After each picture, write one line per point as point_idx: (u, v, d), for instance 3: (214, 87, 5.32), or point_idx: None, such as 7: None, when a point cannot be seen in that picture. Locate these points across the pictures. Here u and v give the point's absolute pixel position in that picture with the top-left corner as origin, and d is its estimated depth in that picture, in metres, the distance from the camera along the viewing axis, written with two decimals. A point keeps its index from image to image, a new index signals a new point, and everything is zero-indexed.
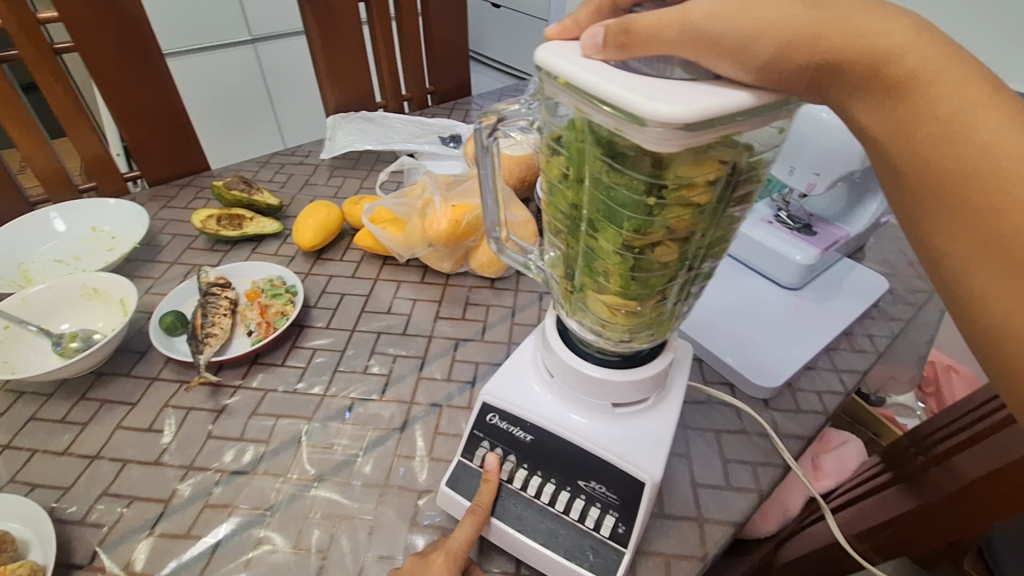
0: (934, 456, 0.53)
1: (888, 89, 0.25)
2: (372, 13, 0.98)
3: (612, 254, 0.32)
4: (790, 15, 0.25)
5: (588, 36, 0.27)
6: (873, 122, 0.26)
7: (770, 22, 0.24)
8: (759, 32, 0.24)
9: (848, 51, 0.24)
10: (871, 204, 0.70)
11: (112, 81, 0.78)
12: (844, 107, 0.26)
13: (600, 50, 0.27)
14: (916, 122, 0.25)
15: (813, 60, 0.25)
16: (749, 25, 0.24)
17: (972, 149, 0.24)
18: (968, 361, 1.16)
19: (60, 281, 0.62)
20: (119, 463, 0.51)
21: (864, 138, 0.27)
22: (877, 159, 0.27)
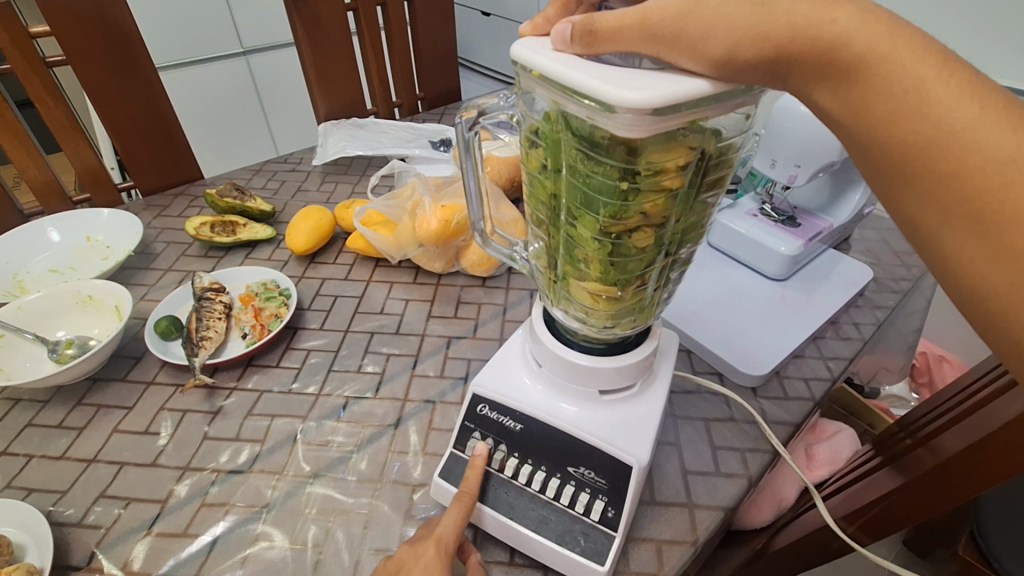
0: (920, 438, 0.54)
1: (845, 72, 0.26)
2: (360, 21, 1.00)
3: (591, 240, 0.33)
4: (739, 13, 0.25)
5: (557, 32, 0.28)
6: (833, 105, 0.27)
7: (722, 19, 0.25)
8: (712, 30, 0.25)
9: (805, 38, 0.25)
10: (853, 195, 0.71)
11: (104, 93, 0.80)
12: (806, 91, 0.27)
13: (569, 45, 0.28)
14: (873, 102, 0.26)
15: (768, 49, 0.25)
16: (702, 22, 0.25)
17: (926, 125, 0.25)
18: (958, 350, 1.17)
19: (54, 290, 0.63)
20: (116, 466, 0.52)
21: (826, 120, 0.28)
22: (840, 140, 0.28)
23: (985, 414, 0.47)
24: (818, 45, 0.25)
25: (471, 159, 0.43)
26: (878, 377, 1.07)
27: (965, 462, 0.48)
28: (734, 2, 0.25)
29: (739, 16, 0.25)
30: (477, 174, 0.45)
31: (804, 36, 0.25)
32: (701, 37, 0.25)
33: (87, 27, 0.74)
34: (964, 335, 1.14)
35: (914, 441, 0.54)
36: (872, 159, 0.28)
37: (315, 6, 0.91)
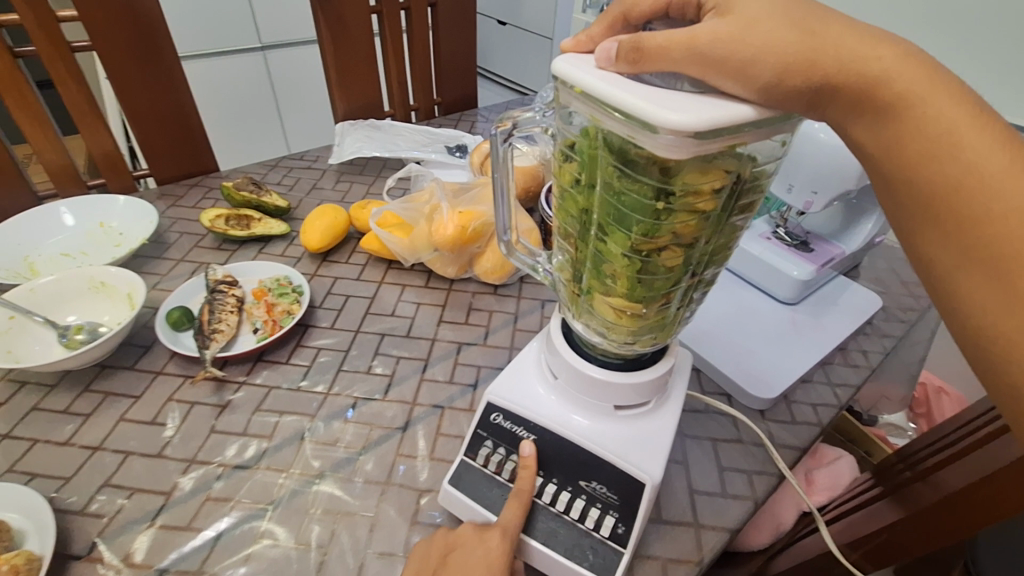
0: (920, 471, 0.54)
1: (884, 109, 0.26)
2: (383, 24, 1.01)
3: (620, 257, 0.33)
4: (786, 41, 0.26)
5: (602, 50, 0.29)
6: (868, 139, 0.27)
7: (771, 47, 0.25)
8: (760, 56, 0.25)
9: (846, 73, 0.26)
10: (865, 223, 0.72)
11: (126, 81, 0.80)
12: (841, 125, 0.28)
13: (613, 63, 0.28)
14: (909, 140, 0.26)
15: (813, 80, 0.26)
16: (749, 49, 0.25)
17: (959, 167, 0.26)
18: (957, 382, 1.18)
19: (67, 274, 0.63)
20: (121, 455, 0.52)
21: (859, 153, 0.28)
22: (872, 173, 0.29)
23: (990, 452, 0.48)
24: (857, 82, 0.26)
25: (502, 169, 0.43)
26: (878, 406, 1.06)
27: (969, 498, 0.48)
28: (782, 29, 0.26)
29: (789, 43, 0.26)
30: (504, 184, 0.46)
31: (846, 70, 0.26)
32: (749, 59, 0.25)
33: (115, 16, 0.75)
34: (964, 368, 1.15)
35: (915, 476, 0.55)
36: (896, 198, 0.28)
37: (340, 8, 0.92)
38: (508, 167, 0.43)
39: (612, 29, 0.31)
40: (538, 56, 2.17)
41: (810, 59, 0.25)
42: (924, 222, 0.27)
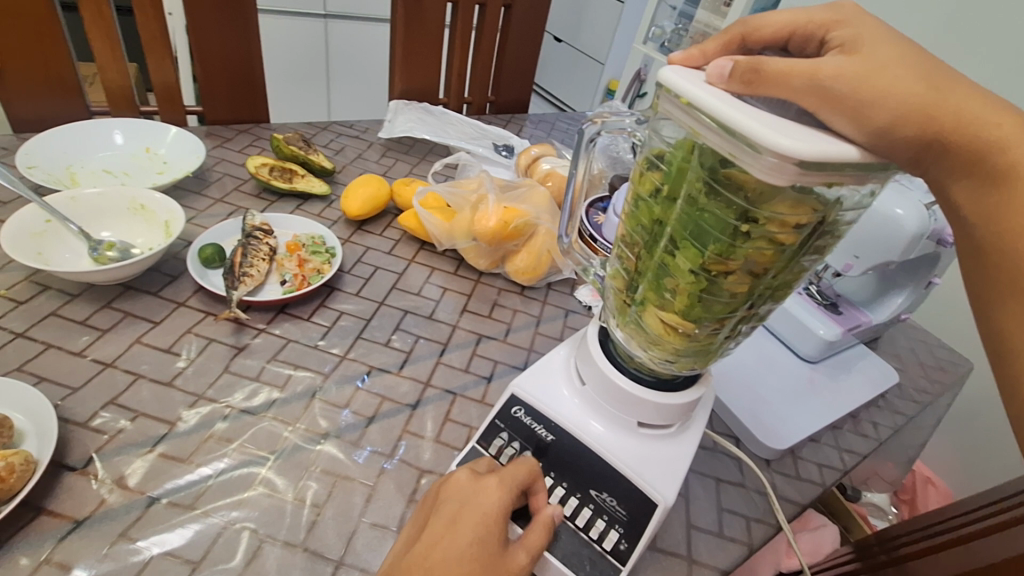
0: (895, 557, 0.54)
1: (992, 175, 0.28)
2: (457, 14, 1.02)
3: (686, 273, 0.33)
4: (911, 90, 0.27)
5: (715, 66, 0.29)
6: (968, 203, 0.29)
7: (892, 94, 0.27)
8: (879, 100, 0.27)
9: (963, 134, 0.28)
10: (895, 297, 0.73)
11: (202, 20, 0.81)
12: (943, 185, 0.29)
13: (725, 81, 0.28)
14: (1012, 211, 0.28)
15: (929, 132, 0.27)
16: (873, 92, 0.27)
17: None
18: (945, 476, 1.17)
19: (111, 191, 0.63)
20: (132, 376, 0.51)
21: (954, 217, 0.30)
22: (962, 239, 0.31)
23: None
24: (968, 148, 0.28)
25: (583, 164, 0.46)
26: (867, 482, 1.04)
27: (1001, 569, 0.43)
28: (909, 80, 0.28)
29: (914, 94, 0.27)
30: (578, 183, 0.48)
31: (963, 131, 0.28)
32: (874, 101, 0.27)
33: None
34: (953, 464, 1.15)
35: (940, 544, 0.50)
36: (984, 267, 0.30)
37: None
38: (587, 166, 0.46)
39: (729, 45, 0.33)
40: (587, 79, 2.20)
41: (924, 113, 0.27)
42: (1007, 294, 0.29)
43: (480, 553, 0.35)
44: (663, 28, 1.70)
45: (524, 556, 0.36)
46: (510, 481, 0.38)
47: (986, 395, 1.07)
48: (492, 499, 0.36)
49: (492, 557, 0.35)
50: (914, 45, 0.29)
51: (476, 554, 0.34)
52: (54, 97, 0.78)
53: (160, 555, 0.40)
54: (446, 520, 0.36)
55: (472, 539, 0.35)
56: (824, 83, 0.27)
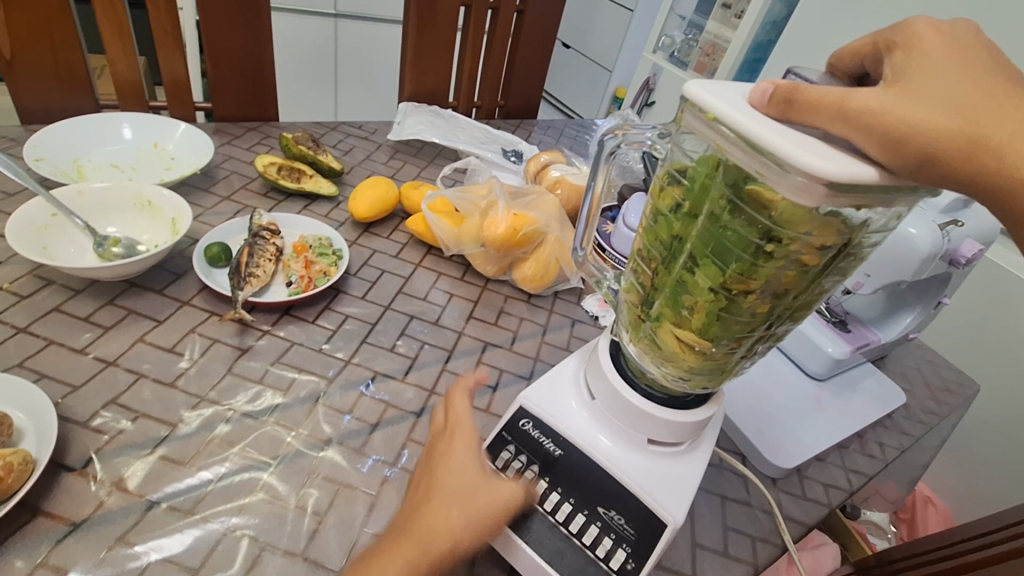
0: None
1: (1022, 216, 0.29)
2: (469, 18, 1.01)
3: (706, 291, 0.33)
4: (948, 125, 0.27)
5: (757, 89, 0.29)
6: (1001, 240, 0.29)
7: (927, 127, 0.26)
8: (911, 133, 0.26)
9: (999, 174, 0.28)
10: (905, 317, 0.72)
11: (215, 17, 0.81)
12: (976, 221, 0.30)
13: (765, 103, 0.29)
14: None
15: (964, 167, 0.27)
16: (906, 124, 0.26)
17: None
18: (947, 496, 1.16)
19: (117, 186, 0.63)
20: (134, 376, 0.50)
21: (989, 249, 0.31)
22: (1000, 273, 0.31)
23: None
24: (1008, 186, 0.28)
25: (602, 175, 0.46)
26: (868, 500, 1.03)
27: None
28: (945, 115, 0.27)
29: (958, 118, 0.27)
30: (596, 194, 0.48)
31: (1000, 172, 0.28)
32: (914, 132, 0.26)
33: None
34: (955, 486, 1.14)
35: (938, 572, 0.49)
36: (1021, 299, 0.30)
37: None
38: (605, 177, 0.46)
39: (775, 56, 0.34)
40: (595, 86, 2.20)
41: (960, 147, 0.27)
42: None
43: (464, 497, 0.37)
44: (673, 38, 1.70)
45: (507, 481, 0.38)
46: (469, 429, 0.41)
47: (985, 417, 1.07)
48: (458, 448, 0.40)
49: (471, 486, 0.38)
50: (977, 72, 0.29)
51: (461, 497, 0.37)
52: (64, 92, 0.78)
53: (157, 562, 0.39)
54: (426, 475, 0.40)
55: (449, 484, 0.38)
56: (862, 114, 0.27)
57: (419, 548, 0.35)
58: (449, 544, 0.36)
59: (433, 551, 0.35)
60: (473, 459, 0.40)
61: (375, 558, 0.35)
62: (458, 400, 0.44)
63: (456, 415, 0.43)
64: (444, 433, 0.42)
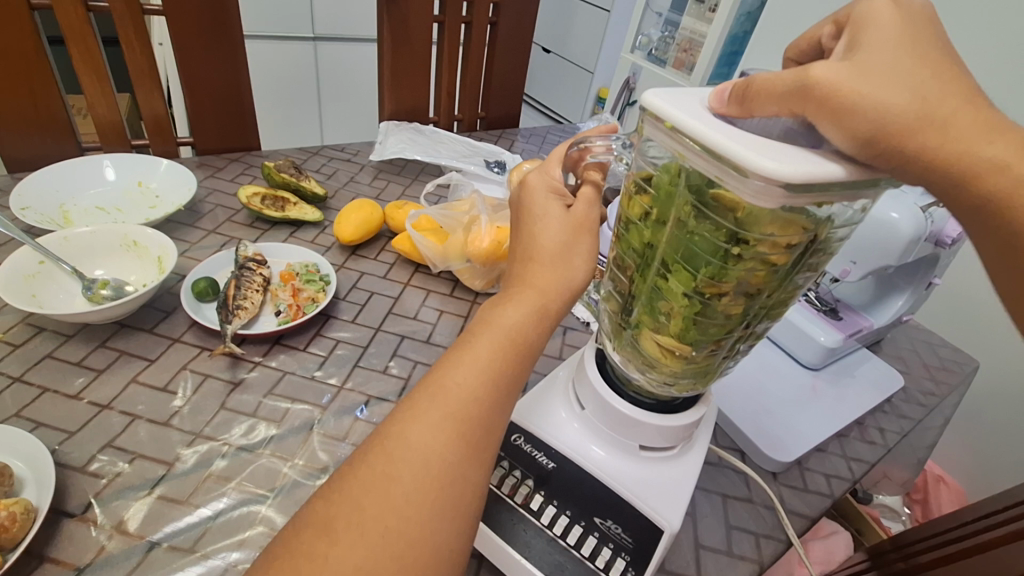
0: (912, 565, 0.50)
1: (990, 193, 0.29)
2: (443, 34, 1.02)
3: (680, 297, 0.33)
4: (902, 101, 0.27)
5: (717, 93, 0.30)
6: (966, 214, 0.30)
7: (882, 103, 0.26)
8: (868, 109, 0.26)
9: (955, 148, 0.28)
10: (896, 300, 0.72)
11: (191, 52, 0.81)
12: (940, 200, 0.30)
13: (724, 105, 0.30)
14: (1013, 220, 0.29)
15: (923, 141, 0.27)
16: (862, 99, 0.26)
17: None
18: (959, 474, 1.16)
19: (102, 229, 0.63)
20: (128, 417, 0.51)
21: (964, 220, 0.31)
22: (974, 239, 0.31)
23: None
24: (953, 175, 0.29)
25: None
26: (878, 484, 1.03)
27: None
28: (899, 91, 0.27)
29: (914, 90, 0.27)
30: None
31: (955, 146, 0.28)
32: (871, 106, 0.26)
33: None
34: (966, 463, 1.14)
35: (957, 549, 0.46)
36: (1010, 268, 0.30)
37: (406, 12, 0.94)
38: None
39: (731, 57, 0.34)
40: (578, 88, 2.21)
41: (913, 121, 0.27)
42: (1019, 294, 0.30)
43: (504, 352, 0.33)
44: (649, 36, 1.71)
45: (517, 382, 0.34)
46: (536, 273, 0.36)
47: (989, 392, 1.06)
48: (504, 323, 0.34)
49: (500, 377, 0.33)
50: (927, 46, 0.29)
51: (500, 352, 0.33)
52: (46, 138, 0.78)
53: None
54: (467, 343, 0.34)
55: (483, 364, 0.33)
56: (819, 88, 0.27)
57: (454, 405, 0.32)
58: (485, 402, 0.32)
59: (468, 409, 0.32)
60: (506, 346, 0.34)
61: (407, 410, 0.32)
62: (541, 207, 0.38)
63: (539, 210, 0.38)
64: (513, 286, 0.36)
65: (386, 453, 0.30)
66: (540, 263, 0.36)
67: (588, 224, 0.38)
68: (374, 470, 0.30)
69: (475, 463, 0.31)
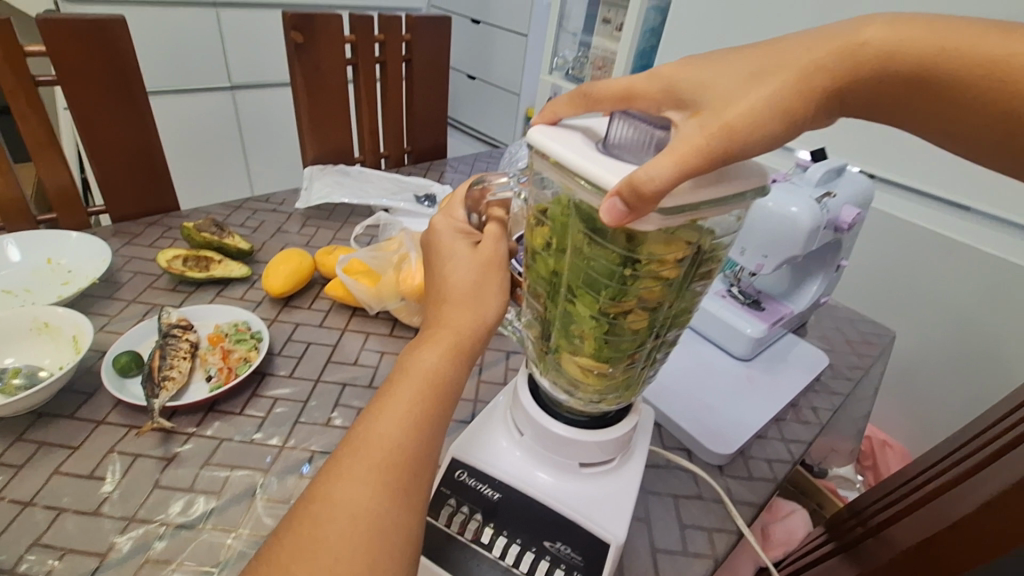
0: (871, 526, 0.48)
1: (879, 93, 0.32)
2: (358, 76, 1.03)
3: (588, 318, 0.34)
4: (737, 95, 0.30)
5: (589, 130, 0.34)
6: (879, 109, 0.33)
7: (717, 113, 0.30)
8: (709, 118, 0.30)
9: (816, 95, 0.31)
10: (811, 285, 0.77)
11: (92, 118, 0.79)
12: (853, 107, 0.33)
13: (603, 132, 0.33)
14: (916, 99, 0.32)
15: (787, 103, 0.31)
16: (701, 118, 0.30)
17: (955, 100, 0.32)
18: (901, 436, 1.23)
19: (9, 314, 0.60)
20: (53, 512, 0.47)
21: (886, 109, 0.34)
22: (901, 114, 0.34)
23: (999, 466, 0.38)
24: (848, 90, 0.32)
25: None
26: (829, 458, 1.08)
27: (969, 525, 0.37)
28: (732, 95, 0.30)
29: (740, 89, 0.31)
30: None
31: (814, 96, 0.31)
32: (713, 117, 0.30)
33: (86, 49, 0.75)
34: (905, 425, 1.21)
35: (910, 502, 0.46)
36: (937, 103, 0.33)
37: (316, 57, 0.95)
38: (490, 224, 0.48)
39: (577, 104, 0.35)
40: (505, 110, 2.26)
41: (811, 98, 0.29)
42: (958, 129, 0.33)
43: (425, 396, 0.34)
44: (565, 57, 1.79)
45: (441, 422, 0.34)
46: (451, 312, 0.37)
47: (914, 355, 1.14)
48: (423, 366, 0.35)
49: (421, 421, 0.33)
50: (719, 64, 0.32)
51: (419, 396, 0.34)
52: None
53: None
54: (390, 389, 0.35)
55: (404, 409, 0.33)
56: (703, 156, 0.28)
57: (377, 456, 0.32)
58: (410, 447, 0.32)
59: (394, 457, 0.32)
60: (426, 387, 0.34)
61: (331, 470, 0.32)
62: (449, 247, 0.39)
63: (446, 251, 0.39)
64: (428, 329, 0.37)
65: (315, 517, 0.30)
66: (453, 304, 0.37)
67: (497, 261, 0.39)
68: (304, 536, 0.30)
69: (405, 509, 0.31)
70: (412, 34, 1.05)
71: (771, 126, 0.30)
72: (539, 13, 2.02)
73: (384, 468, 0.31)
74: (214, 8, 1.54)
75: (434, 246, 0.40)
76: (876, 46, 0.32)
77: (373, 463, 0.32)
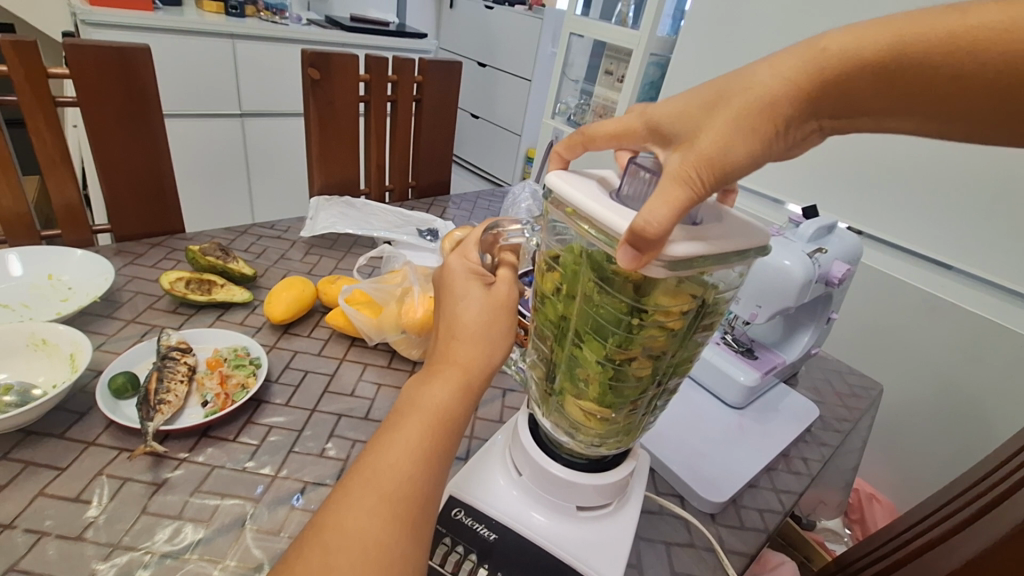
0: None
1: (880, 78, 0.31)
2: (369, 111, 1.07)
3: (594, 364, 0.36)
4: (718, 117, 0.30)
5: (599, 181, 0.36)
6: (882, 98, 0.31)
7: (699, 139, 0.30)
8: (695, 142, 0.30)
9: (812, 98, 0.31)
10: (802, 336, 0.79)
11: (106, 139, 0.81)
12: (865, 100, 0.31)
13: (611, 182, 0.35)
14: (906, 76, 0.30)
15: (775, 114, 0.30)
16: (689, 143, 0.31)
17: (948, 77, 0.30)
18: (888, 491, 1.23)
19: (7, 329, 0.59)
20: (35, 535, 0.46)
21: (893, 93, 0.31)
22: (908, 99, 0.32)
23: (990, 520, 0.38)
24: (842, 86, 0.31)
25: None
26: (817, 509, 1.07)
27: None
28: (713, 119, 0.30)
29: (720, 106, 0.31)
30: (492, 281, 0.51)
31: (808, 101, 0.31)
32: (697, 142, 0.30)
33: (108, 74, 0.77)
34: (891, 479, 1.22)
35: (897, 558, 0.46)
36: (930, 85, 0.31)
37: (331, 92, 0.98)
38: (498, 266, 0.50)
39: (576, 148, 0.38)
40: (507, 150, 2.33)
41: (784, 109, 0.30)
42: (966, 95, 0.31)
43: (434, 431, 0.35)
44: (568, 104, 1.86)
45: (446, 457, 0.35)
46: (461, 351, 0.38)
47: (901, 410, 1.15)
48: (431, 401, 0.35)
49: (428, 456, 0.34)
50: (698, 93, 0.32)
51: (430, 430, 0.35)
52: None
53: None
54: (398, 421, 0.36)
55: (412, 443, 0.34)
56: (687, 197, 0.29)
57: (388, 488, 0.32)
58: (418, 480, 0.33)
59: (402, 490, 0.33)
60: (435, 422, 0.35)
61: (340, 497, 0.33)
62: (462, 285, 0.41)
63: (459, 290, 0.40)
64: (438, 364, 0.38)
65: (324, 545, 0.31)
66: (463, 342, 0.38)
67: (508, 303, 0.41)
68: (312, 564, 0.30)
69: (411, 542, 0.32)
70: (425, 75, 1.09)
71: (744, 152, 0.30)
72: (544, 60, 2.11)
73: (392, 500, 0.32)
74: (231, 39, 1.60)
75: (446, 281, 0.41)
76: (834, 53, 0.30)
77: (381, 495, 0.32)
